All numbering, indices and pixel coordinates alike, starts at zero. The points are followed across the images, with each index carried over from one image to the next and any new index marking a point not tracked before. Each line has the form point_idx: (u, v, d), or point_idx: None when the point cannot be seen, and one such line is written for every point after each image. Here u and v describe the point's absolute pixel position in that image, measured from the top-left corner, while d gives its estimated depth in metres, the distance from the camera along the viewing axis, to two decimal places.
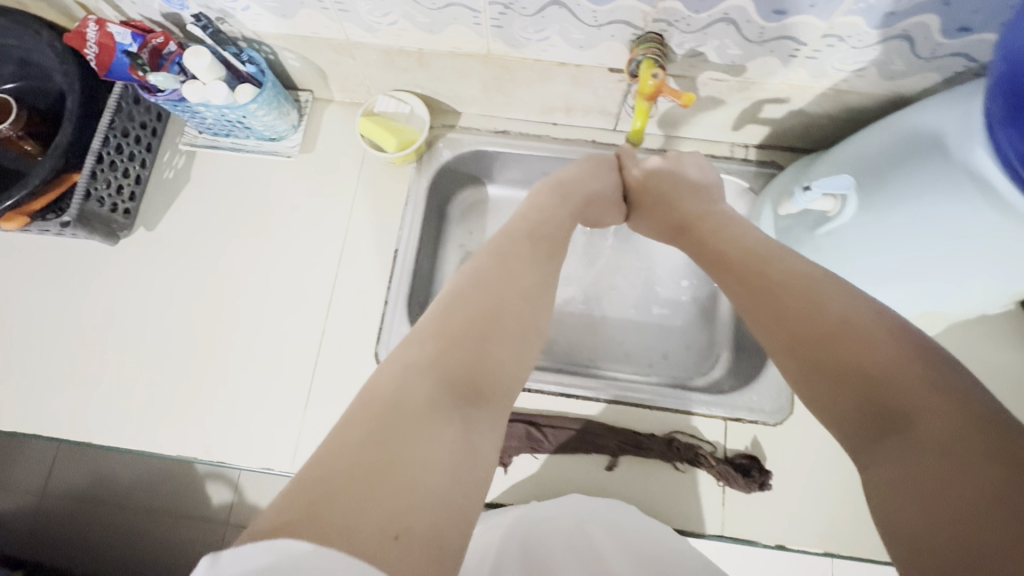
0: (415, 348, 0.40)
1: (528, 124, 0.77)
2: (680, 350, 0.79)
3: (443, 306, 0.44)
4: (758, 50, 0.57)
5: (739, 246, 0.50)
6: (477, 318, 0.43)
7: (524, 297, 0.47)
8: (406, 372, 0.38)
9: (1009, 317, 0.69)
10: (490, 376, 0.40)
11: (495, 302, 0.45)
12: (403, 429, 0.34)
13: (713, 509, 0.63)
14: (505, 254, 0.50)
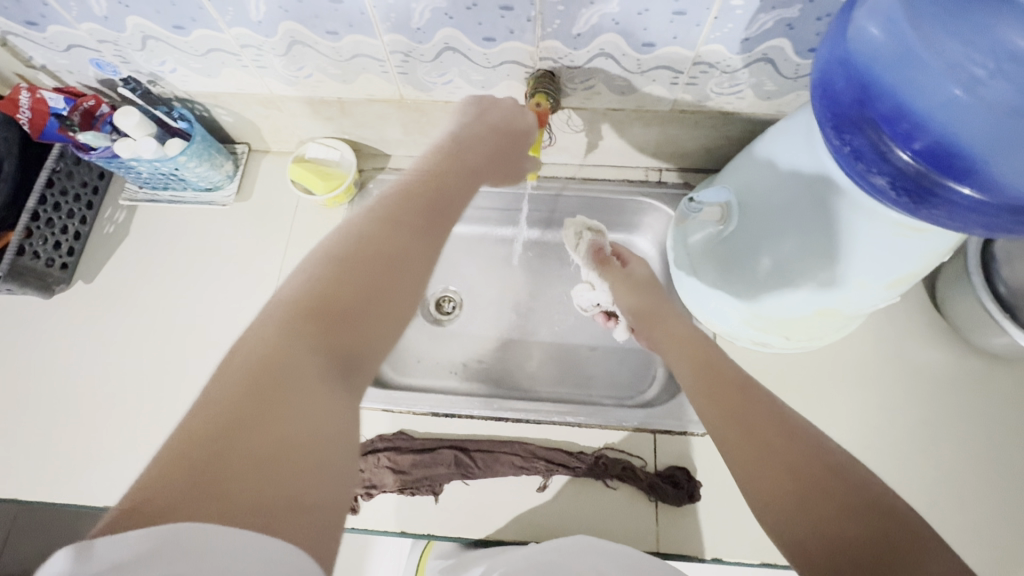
0: (284, 306, 0.36)
1: None
2: (617, 370, 0.80)
3: (316, 259, 0.39)
4: (641, 80, 0.62)
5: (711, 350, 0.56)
6: (350, 272, 0.39)
7: (408, 245, 0.42)
8: (278, 329, 0.35)
9: (921, 312, 0.71)
10: (373, 338, 0.38)
11: (380, 260, 0.40)
12: (270, 394, 0.32)
13: (647, 526, 0.62)
14: (399, 203, 0.44)
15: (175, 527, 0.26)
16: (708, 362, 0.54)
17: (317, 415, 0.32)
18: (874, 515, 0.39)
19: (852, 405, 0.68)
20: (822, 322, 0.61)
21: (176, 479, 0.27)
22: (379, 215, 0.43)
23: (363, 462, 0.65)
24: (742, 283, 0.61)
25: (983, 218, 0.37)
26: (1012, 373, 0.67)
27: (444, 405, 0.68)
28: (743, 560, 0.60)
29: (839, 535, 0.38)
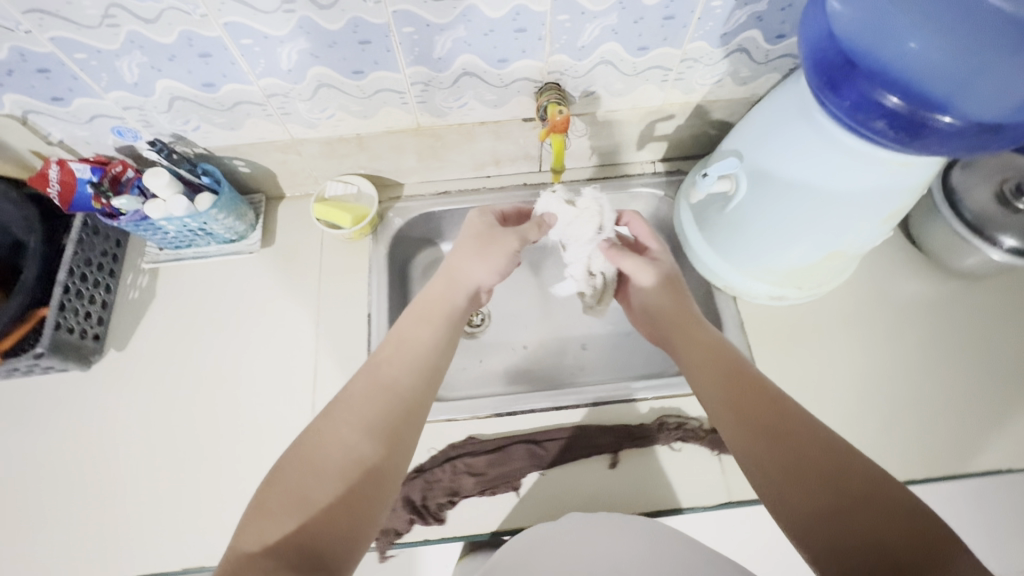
0: (262, 516, 0.42)
1: (465, 182, 0.86)
2: (648, 349, 0.86)
3: (281, 474, 0.45)
4: (635, 82, 0.70)
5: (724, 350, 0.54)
6: (307, 471, 0.45)
7: (361, 425, 0.48)
8: (254, 542, 0.41)
9: (900, 250, 0.81)
10: (344, 507, 0.44)
11: (335, 441, 0.47)
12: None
13: (716, 478, 0.67)
14: (363, 405, 0.49)
15: None
16: (719, 368, 0.52)
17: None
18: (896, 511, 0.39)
19: (864, 340, 0.76)
20: (831, 265, 0.69)
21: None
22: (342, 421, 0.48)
23: (439, 470, 0.67)
24: (758, 244, 0.69)
25: (966, 141, 0.44)
26: (985, 289, 0.78)
27: (504, 405, 0.71)
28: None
29: (865, 527, 0.39)
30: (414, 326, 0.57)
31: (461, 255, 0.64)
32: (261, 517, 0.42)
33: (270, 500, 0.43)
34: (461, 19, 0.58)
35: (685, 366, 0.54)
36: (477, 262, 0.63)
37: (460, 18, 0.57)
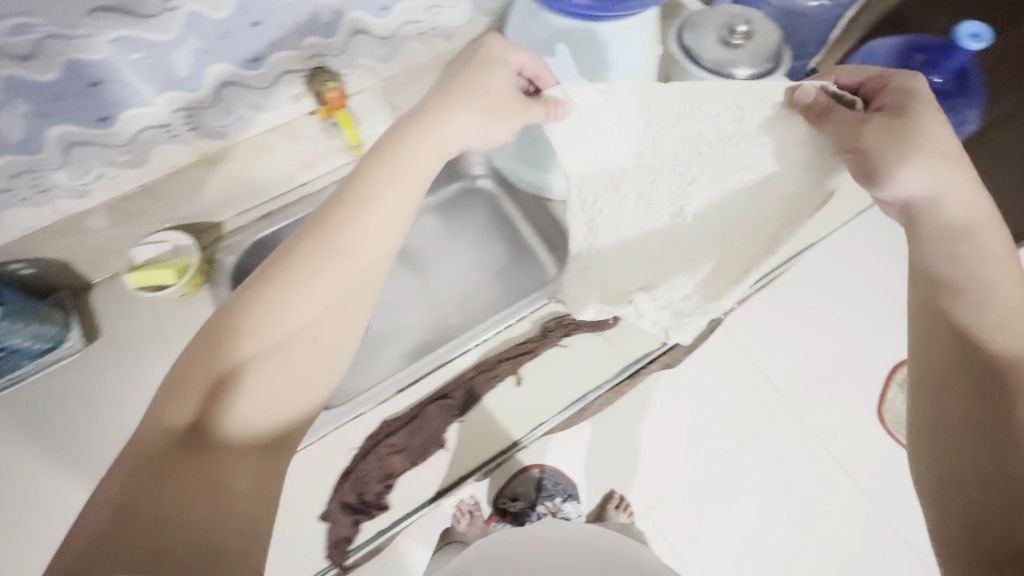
0: (184, 390, 0.43)
1: (282, 196, 0.84)
2: (518, 280, 0.91)
3: (197, 379, 0.43)
4: (395, 42, 0.73)
5: (1008, 338, 0.46)
6: (212, 350, 0.45)
7: (305, 301, 0.48)
8: (178, 417, 0.42)
9: None
10: (266, 398, 0.44)
11: (269, 318, 0.46)
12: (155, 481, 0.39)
13: (608, 352, 0.74)
14: (303, 280, 0.48)
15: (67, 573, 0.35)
16: (997, 297, 0.48)
17: (213, 495, 0.39)
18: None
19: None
20: None
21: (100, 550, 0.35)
22: (272, 299, 0.47)
23: (365, 463, 0.66)
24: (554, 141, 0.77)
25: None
26: None
27: (401, 379, 0.72)
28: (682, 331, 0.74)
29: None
30: (371, 181, 0.53)
31: (461, 109, 0.55)
32: (188, 384, 0.43)
33: (198, 366, 0.44)
34: (188, 30, 0.56)
35: (918, 290, 0.52)
36: (472, 115, 0.55)
37: (186, 29, 0.56)
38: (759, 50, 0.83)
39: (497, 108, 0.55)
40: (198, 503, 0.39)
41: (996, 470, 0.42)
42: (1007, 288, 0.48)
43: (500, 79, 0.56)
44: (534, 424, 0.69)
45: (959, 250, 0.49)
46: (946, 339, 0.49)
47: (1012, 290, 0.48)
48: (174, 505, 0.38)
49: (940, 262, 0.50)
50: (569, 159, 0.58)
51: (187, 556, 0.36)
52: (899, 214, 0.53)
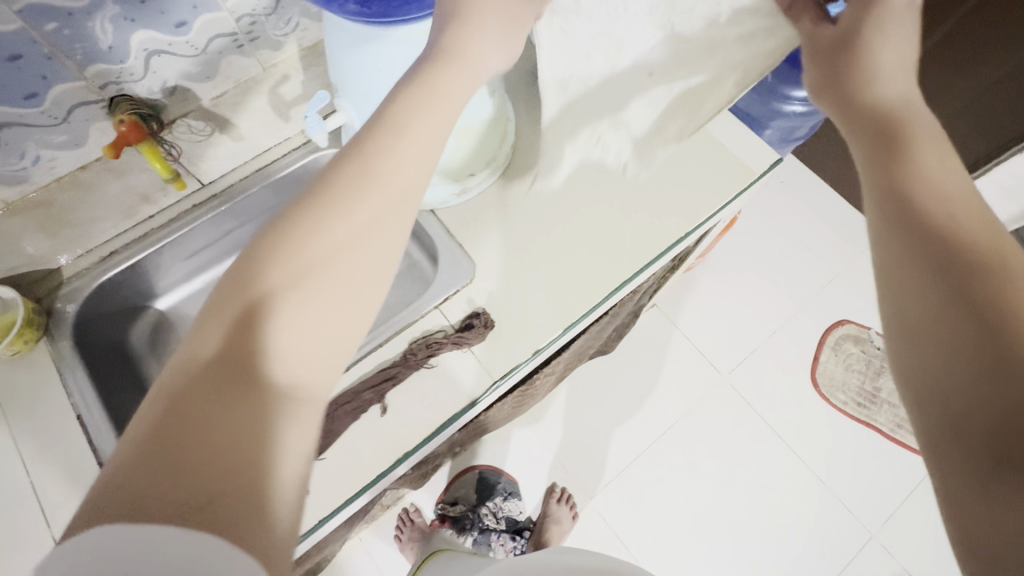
0: (284, 251, 0.36)
1: (128, 233, 0.78)
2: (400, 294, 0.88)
3: (316, 206, 0.37)
4: (210, 58, 0.66)
5: (944, 184, 0.34)
6: (355, 181, 0.38)
7: (369, 198, 0.38)
8: (251, 296, 0.34)
9: None
10: (347, 277, 0.36)
11: (385, 159, 0.38)
12: (232, 418, 0.30)
13: (475, 368, 0.71)
14: (358, 179, 0.38)
15: (82, 535, 0.25)
16: (932, 177, 0.34)
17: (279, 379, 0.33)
18: None
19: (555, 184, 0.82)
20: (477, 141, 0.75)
21: (135, 470, 0.28)
22: (378, 145, 0.38)
23: None
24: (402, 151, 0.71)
25: None
26: None
27: None
28: (551, 339, 0.72)
29: None
30: (375, 140, 0.39)
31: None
32: (302, 231, 0.36)
33: (309, 215, 0.37)
34: None
35: (870, 178, 0.36)
36: (496, 36, 0.44)
37: None
38: None
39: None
40: (231, 451, 0.29)
41: (1016, 361, 0.27)
42: (933, 167, 0.35)
43: None
44: (402, 453, 0.68)
45: (872, 143, 0.38)
46: (877, 180, 0.36)
47: (946, 158, 0.36)
48: (324, 305, 0.36)
49: (865, 154, 0.38)
50: (547, 66, 0.56)
51: (169, 510, 0.27)
52: (900, 148, 0.36)
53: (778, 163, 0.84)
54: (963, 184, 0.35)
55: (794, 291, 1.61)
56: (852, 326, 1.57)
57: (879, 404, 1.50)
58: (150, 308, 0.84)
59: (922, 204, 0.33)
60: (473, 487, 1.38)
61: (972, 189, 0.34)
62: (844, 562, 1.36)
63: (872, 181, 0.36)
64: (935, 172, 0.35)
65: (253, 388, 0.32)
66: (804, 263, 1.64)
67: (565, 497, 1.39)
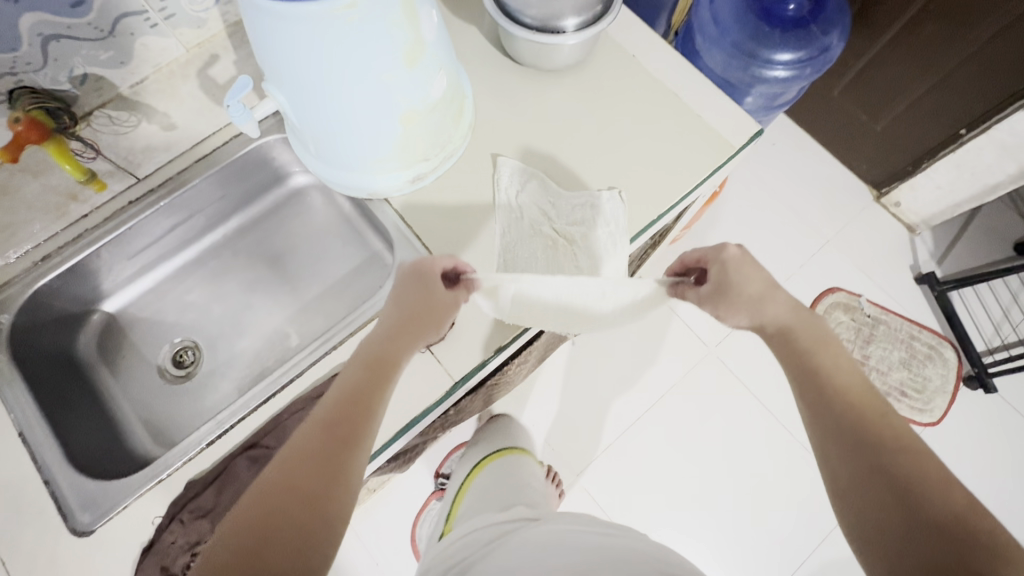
0: (306, 432, 0.54)
1: (61, 235, 0.73)
2: (360, 288, 0.83)
3: (336, 409, 0.56)
4: (121, 41, 0.59)
5: (846, 376, 0.57)
6: (368, 376, 0.59)
7: (362, 386, 0.58)
8: (288, 451, 0.53)
9: (513, 72, 0.81)
10: (352, 429, 0.55)
11: (374, 376, 0.59)
12: (269, 541, 0.47)
13: (434, 370, 0.68)
14: (357, 382, 0.58)
15: None
16: (822, 382, 0.56)
17: (315, 464, 0.52)
18: None
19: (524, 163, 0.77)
20: (430, 126, 0.68)
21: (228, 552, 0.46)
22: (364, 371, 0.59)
23: (167, 533, 0.60)
24: (346, 140, 0.65)
25: None
26: (593, 72, 0.81)
27: (210, 431, 0.65)
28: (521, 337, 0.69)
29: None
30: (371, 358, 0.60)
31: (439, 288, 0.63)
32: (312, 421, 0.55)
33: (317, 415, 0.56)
34: None
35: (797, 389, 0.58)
36: (410, 328, 0.62)
37: None
38: None
39: (425, 290, 0.63)
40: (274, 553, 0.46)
41: (910, 517, 0.46)
42: (842, 377, 0.56)
43: (435, 286, 0.63)
44: None
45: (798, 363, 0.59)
46: (810, 396, 0.56)
47: (844, 369, 0.57)
48: (328, 470, 0.52)
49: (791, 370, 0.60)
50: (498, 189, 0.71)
51: None
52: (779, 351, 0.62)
53: (759, 134, 0.78)
54: (848, 366, 0.58)
55: (784, 259, 1.56)
56: (843, 294, 1.52)
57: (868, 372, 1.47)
58: (96, 311, 0.80)
59: (822, 411, 0.55)
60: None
61: (854, 374, 0.57)
62: (829, 529, 1.37)
63: (805, 388, 0.57)
64: (835, 358, 0.59)
65: (283, 526, 0.48)
66: (793, 230, 1.59)
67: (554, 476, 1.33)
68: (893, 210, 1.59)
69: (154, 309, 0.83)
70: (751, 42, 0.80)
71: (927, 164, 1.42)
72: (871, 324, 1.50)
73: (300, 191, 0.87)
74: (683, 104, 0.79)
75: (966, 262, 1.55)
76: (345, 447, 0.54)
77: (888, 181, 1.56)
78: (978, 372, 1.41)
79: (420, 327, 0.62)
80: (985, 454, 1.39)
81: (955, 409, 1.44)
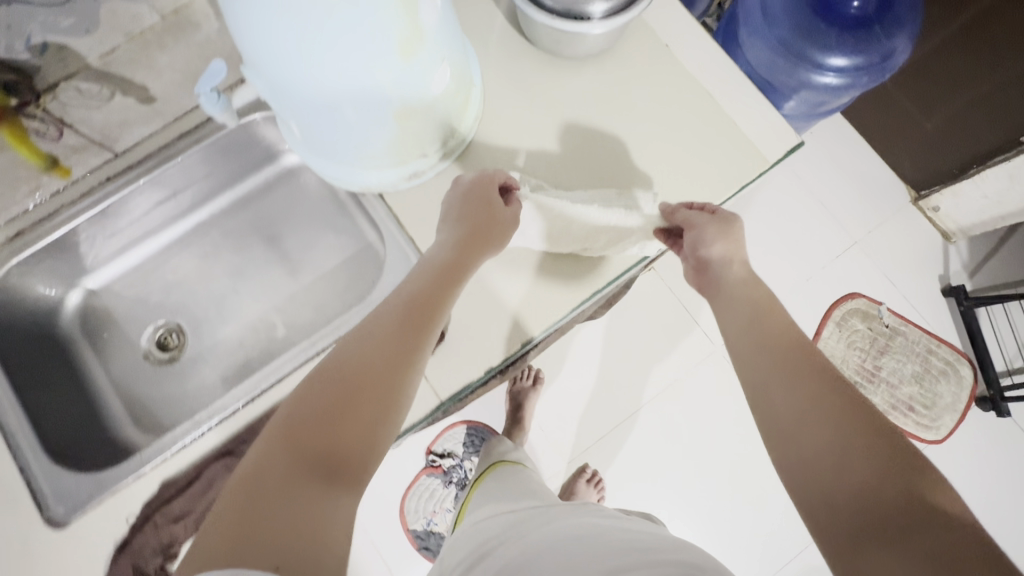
0: (377, 315, 0.56)
1: (36, 209, 0.69)
2: (348, 281, 0.78)
3: (413, 296, 0.57)
4: (83, 8, 0.54)
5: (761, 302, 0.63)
6: (438, 273, 0.59)
7: (416, 300, 0.57)
8: (348, 340, 0.54)
9: (528, 55, 0.73)
10: (426, 304, 0.57)
11: (431, 279, 0.59)
12: (361, 399, 0.49)
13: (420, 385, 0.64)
14: (401, 301, 0.57)
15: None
16: (761, 379, 0.56)
17: (376, 352, 0.52)
18: (859, 458, 0.46)
19: (533, 163, 0.70)
20: (429, 119, 0.61)
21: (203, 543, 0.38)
22: (431, 273, 0.59)
23: (142, 534, 0.61)
24: (335, 134, 0.59)
25: None
26: (616, 62, 0.72)
27: (187, 431, 0.63)
28: (531, 337, 0.65)
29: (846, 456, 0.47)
30: (436, 271, 0.59)
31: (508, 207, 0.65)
32: (355, 335, 0.55)
33: (377, 314, 0.57)
34: None
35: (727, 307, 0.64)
36: (478, 234, 0.62)
37: None
38: None
39: (489, 210, 0.63)
40: (357, 418, 0.48)
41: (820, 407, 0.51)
42: (778, 371, 0.55)
43: (494, 208, 0.63)
44: None
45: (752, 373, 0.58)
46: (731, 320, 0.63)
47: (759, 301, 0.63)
48: (405, 343, 0.53)
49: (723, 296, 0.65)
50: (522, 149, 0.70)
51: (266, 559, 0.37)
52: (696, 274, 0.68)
53: (799, 147, 0.70)
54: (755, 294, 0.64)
55: (806, 257, 1.48)
56: (863, 301, 1.45)
57: (877, 382, 1.42)
58: (76, 289, 0.76)
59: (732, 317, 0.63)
60: (463, 442, 1.31)
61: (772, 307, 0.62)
62: None
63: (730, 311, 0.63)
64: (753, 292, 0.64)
65: (382, 378, 0.51)
66: (821, 228, 1.49)
67: (596, 479, 1.27)
68: (930, 215, 1.49)
69: (137, 288, 0.79)
70: (801, 42, 0.73)
71: (974, 171, 1.32)
72: (888, 334, 1.44)
73: (294, 171, 0.81)
74: (716, 107, 0.71)
75: (999, 276, 1.46)
76: (411, 330, 0.55)
77: (929, 183, 1.45)
78: (993, 393, 1.36)
79: (485, 242, 0.62)
80: (985, 474, 1.37)
81: (963, 428, 1.40)
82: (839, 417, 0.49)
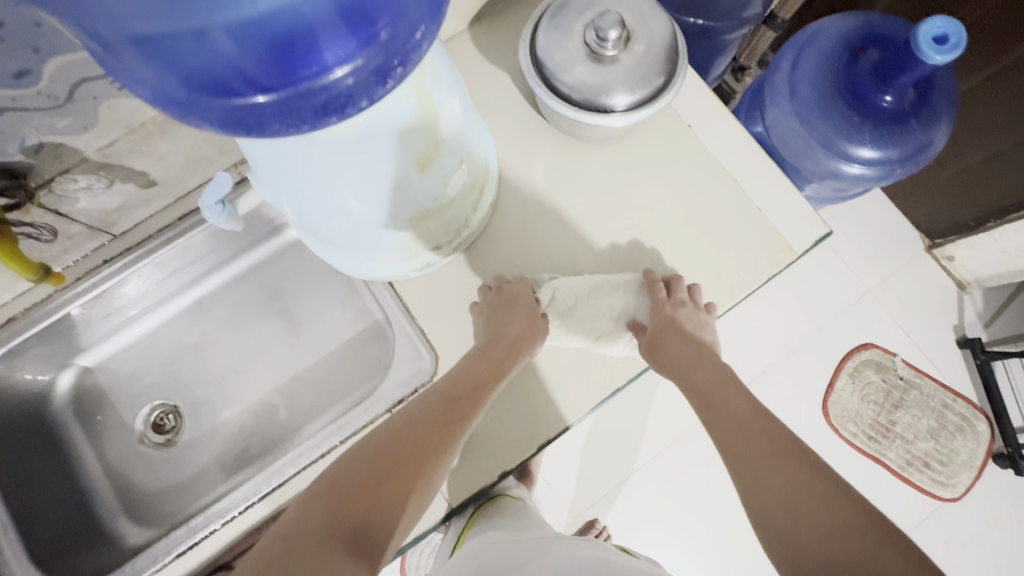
0: (418, 402, 0.58)
1: (31, 293, 0.66)
2: (354, 361, 0.75)
3: (452, 383, 0.58)
4: (82, 107, 0.50)
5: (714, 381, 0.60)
6: (475, 363, 0.60)
7: (454, 391, 0.57)
8: (390, 422, 0.56)
9: (546, 133, 0.70)
10: (463, 395, 0.57)
11: (468, 371, 0.59)
12: (393, 475, 0.50)
13: None
14: (440, 389, 0.58)
15: None
16: (754, 468, 0.52)
17: (415, 439, 0.53)
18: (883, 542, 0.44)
19: (550, 249, 0.67)
20: (443, 218, 0.58)
21: None
22: (471, 365, 0.60)
23: None
24: (341, 233, 0.55)
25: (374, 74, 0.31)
26: (637, 142, 0.70)
27: (182, 539, 0.59)
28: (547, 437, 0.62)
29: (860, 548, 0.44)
30: (475, 360, 0.60)
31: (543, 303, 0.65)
32: (396, 418, 0.56)
33: (417, 400, 0.58)
34: None
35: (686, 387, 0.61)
36: (518, 325, 0.61)
37: None
38: (647, 59, 0.59)
39: (525, 301, 0.63)
40: (386, 498, 0.49)
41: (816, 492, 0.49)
42: (763, 457, 0.53)
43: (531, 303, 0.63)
44: None
45: (738, 456, 0.54)
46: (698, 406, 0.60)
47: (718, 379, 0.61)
48: (442, 433, 0.54)
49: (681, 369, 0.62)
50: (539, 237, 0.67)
51: None
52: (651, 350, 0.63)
53: (827, 237, 0.67)
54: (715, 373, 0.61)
55: (819, 305, 1.45)
56: (877, 351, 1.42)
57: (891, 437, 1.39)
58: (69, 368, 0.73)
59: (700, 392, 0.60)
60: None
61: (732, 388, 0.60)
62: None
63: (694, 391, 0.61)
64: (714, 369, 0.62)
65: (415, 459, 0.52)
66: (834, 274, 1.46)
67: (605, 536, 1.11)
68: (945, 264, 1.46)
69: (134, 367, 0.76)
70: (828, 129, 0.71)
71: (991, 225, 1.28)
72: (902, 386, 1.41)
73: (299, 243, 0.78)
74: (741, 192, 0.68)
75: (1016, 328, 1.43)
76: (448, 420, 0.55)
77: (944, 233, 1.42)
78: (1011, 451, 1.32)
79: (526, 336, 0.61)
80: (1002, 534, 1.33)
81: (979, 485, 1.36)
82: (840, 509, 0.46)
